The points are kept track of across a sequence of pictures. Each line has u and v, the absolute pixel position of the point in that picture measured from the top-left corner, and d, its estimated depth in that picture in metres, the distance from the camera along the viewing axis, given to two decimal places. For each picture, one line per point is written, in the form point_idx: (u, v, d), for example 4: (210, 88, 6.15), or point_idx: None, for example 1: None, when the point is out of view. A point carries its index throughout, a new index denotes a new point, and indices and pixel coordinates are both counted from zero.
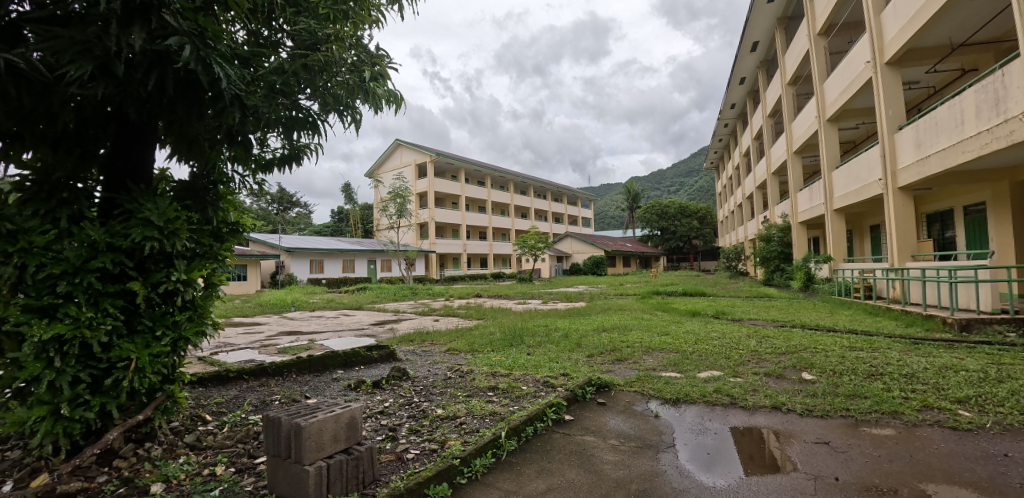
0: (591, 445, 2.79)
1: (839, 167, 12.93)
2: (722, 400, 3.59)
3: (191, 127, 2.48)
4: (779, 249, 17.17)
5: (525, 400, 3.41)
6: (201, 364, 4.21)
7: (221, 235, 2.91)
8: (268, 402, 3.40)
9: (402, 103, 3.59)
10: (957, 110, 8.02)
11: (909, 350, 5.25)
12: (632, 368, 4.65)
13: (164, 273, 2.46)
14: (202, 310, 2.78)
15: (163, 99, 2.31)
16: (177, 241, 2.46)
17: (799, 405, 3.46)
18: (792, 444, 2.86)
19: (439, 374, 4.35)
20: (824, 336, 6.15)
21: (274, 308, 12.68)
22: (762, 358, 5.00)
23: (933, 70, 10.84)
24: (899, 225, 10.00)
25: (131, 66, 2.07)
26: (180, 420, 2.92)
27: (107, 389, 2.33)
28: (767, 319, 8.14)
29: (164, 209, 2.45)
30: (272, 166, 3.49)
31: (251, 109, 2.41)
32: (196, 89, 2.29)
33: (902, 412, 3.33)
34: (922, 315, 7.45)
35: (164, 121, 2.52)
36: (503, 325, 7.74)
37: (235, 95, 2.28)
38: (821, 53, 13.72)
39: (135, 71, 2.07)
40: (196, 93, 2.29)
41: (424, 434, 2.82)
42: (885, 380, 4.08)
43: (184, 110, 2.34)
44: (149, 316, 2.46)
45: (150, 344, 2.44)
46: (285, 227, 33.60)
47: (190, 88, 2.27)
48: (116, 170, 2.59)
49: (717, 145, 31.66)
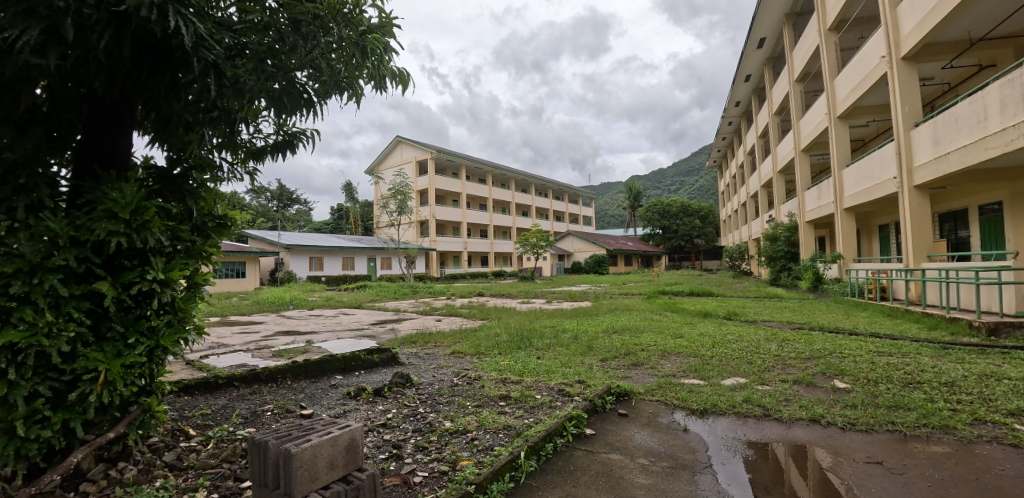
0: (619, 464, 2.51)
1: (850, 165, 12.61)
2: (754, 411, 3.30)
3: (166, 104, 2.20)
4: (786, 248, 16.82)
5: (541, 412, 3.12)
6: (187, 369, 3.92)
7: (204, 230, 2.61)
8: (259, 414, 3.12)
9: (410, 82, 3.27)
10: (978, 105, 7.70)
11: (940, 356, 4.95)
12: (650, 374, 4.35)
13: (137, 272, 2.17)
14: (184, 314, 2.47)
15: (131, 69, 2.03)
16: (149, 236, 2.16)
17: (839, 418, 3.15)
18: (843, 465, 2.55)
19: (445, 380, 4.04)
20: (846, 340, 5.86)
21: (273, 306, 12.42)
22: (787, 363, 4.71)
23: (950, 67, 10.51)
24: (915, 225, 9.67)
25: (87, 30, 1.78)
26: (159, 436, 2.64)
27: (72, 405, 2.06)
28: (782, 321, 7.85)
29: (134, 199, 2.14)
30: (265, 153, 3.20)
31: (229, 78, 2.12)
32: (168, 56, 2.01)
33: (954, 426, 3.03)
34: (945, 318, 7.13)
35: (139, 99, 2.24)
36: (508, 326, 7.46)
37: (212, 61, 2.01)
38: (832, 47, 13.33)
39: (92, 33, 1.78)
40: (171, 59, 2.04)
41: (432, 452, 2.53)
42: (925, 389, 3.76)
43: (154, 78, 2.07)
44: (121, 321, 2.18)
45: (121, 353, 2.16)
46: (284, 224, 33.29)
47: (161, 50, 2.00)
48: (87, 156, 2.29)
49: (721, 143, 31.32)
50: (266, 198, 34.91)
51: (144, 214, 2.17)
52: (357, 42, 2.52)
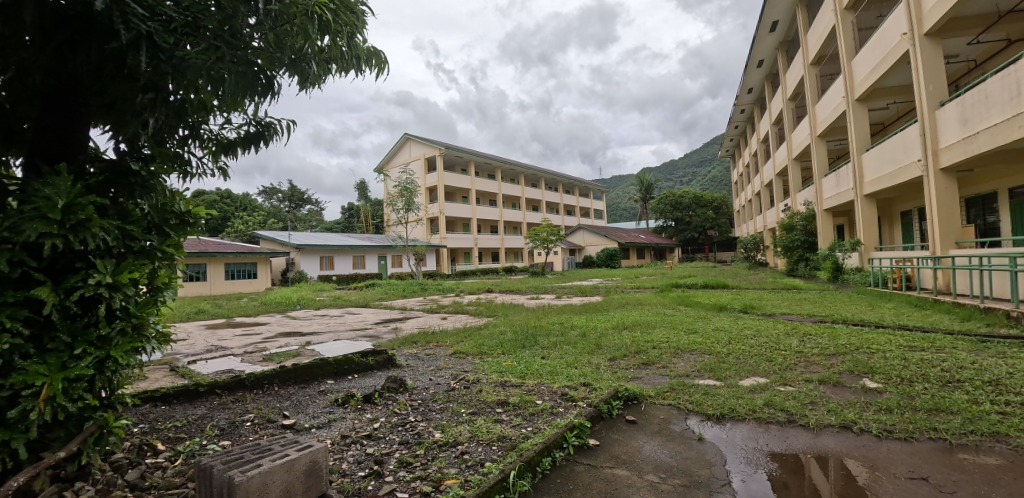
0: (625, 482, 2.23)
1: (870, 150, 12.03)
2: (776, 417, 2.99)
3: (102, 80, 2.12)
4: (803, 238, 16.25)
5: (540, 420, 2.86)
6: (169, 378, 3.79)
7: (165, 228, 2.40)
8: (238, 424, 2.93)
9: (387, 67, 3.11)
10: (1010, 81, 7.15)
11: (979, 350, 4.55)
12: (661, 374, 4.06)
13: (80, 277, 1.99)
14: (141, 320, 2.28)
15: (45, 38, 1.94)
16: (88, 237, 1.96)
17: (874, 424, 2.82)
18: (883, 484, 2.22)
19: (441, 384, 3.81)
20: (874, 334, 5.46)
21: (281, 306, 12.40)
22: (810, 361, 4.36)
23: (976, 42, 9.87)
24: (942, 211, 9.14)
25: None
26: (123, 452, 2.50)
27: (14, 423, 1.89)
28: (802, 314, 7.47)
29: (68, 195, 1.94)
30: (237, 146, 3.02)
31: (165, 52, 2.04)
32: (86, 25, 1.94)
33: (1007, 433, 2.65)
34: (979, 309, 6.67)
35: (76, 74, 2.09)
36: (515, 323, 7.18)
37: (143, 30, 1.93)
38: (848, 28, 12.69)
39: None
40: (94, 26, 1.95)
41: (416, 468, 2.30)
42: (967, 389, 3.38)
43: (77, 52, 1.98)
44: (68, 330, 2.01)
45: (67, 365, 1.99)
46: (296, 225, 33.61)
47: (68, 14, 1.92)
48: (40, 151, 2.13)
49: (734, 132, 30.52)
50: (278, 200, 35.36)
51: (80, 209, 1.97)
52: (309, 13, 2.26)
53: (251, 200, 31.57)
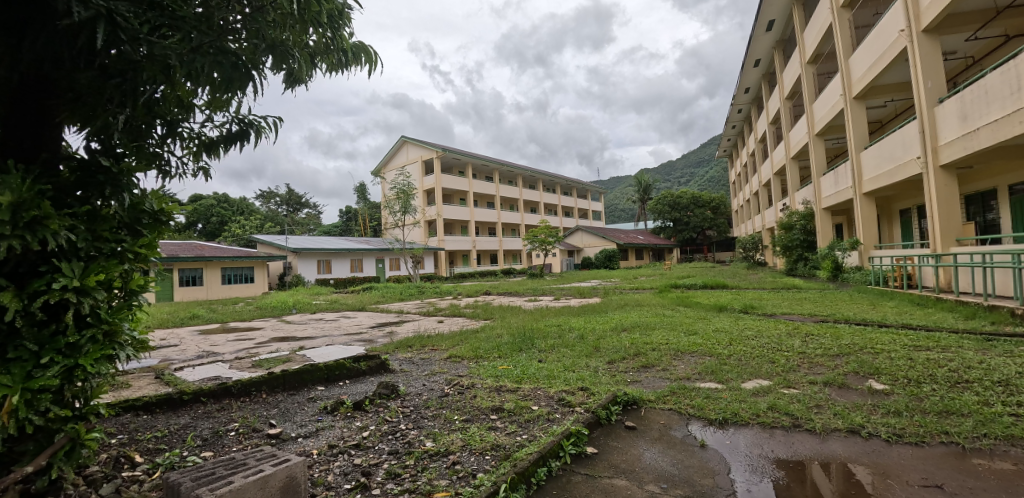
0: (624, 492, 2.12)
1: (868, 148, 11.96)
2: (781, 421, 2.88)
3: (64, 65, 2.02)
4: (802, 237, 16.19)
5: (535, 427, 2.76)
6: (153, 386, 3.67)
7: (137, 227, 2.29)
8: (222, 434, 2.82)
9: (377, 63, 3.05)
10: (1010, 76, 7.05)
11: (985, 349, 4.46)
12: (661, 378, 3.95)
13: (43, 281, 1.88)
14: (115, 325, 2.17)
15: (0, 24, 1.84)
16: (48, 235, 1.86)
17: (883, 428, 2.71)
18: (897, 493, 2.10)
19: (435, 389, 3.70)
20: (877, 334, 5.34)
21: (276, 311, 12.24)
22: (814, 362, 4.25)
23: (974, 38, 9.80)
24: (943, 208, 9.04)
25: None
26: (99, 466, 2.37)
27: None
28: (803, 314, 7.37)
29: (22, 191, 1.82)
30: (218, 145, 2.94)
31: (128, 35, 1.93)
32: (46, 9, 1.88)
33: (1023, 437, 2.54)
34: (983, 307, 6.56)
35: (38, 62, 1.99)
36: (512, 326, 7.06)
37: (103, 9, 1.82)
38: (845, 26, 12.64)
39: None
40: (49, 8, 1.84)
41: (405, 481, 2.18)
42: (977, 390, 3.28)
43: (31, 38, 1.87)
44: (34, 338, 1.89)
45: (32, 374, 1.86)
46: (293, 228, 33.44)
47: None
48: (3, 149, 2.02)
49: (731, 132, 30.51)
50: (275, 203, 35.21)
51: (33, 208, 1.84)
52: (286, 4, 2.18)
53: (247, 204, 31.35)
